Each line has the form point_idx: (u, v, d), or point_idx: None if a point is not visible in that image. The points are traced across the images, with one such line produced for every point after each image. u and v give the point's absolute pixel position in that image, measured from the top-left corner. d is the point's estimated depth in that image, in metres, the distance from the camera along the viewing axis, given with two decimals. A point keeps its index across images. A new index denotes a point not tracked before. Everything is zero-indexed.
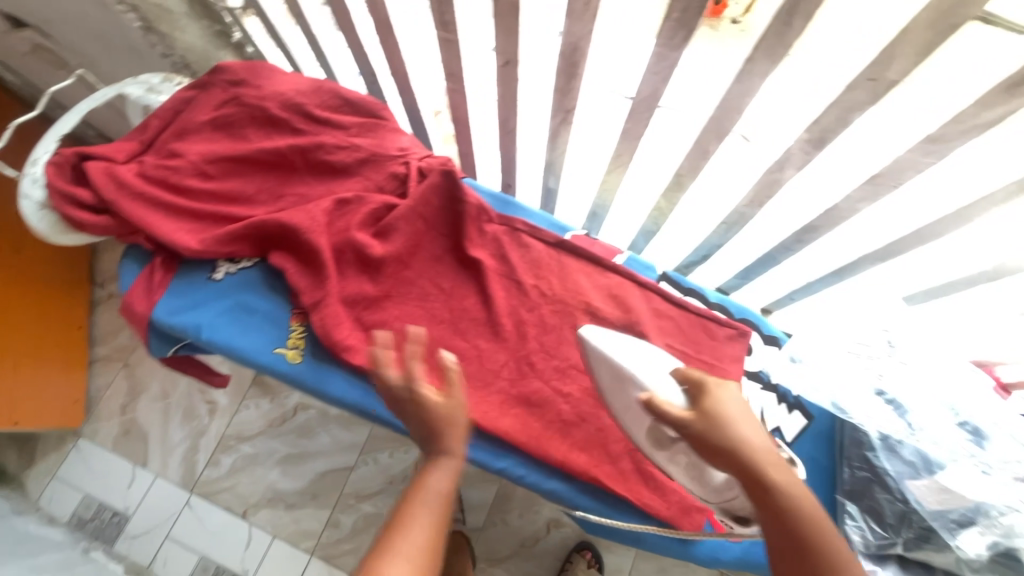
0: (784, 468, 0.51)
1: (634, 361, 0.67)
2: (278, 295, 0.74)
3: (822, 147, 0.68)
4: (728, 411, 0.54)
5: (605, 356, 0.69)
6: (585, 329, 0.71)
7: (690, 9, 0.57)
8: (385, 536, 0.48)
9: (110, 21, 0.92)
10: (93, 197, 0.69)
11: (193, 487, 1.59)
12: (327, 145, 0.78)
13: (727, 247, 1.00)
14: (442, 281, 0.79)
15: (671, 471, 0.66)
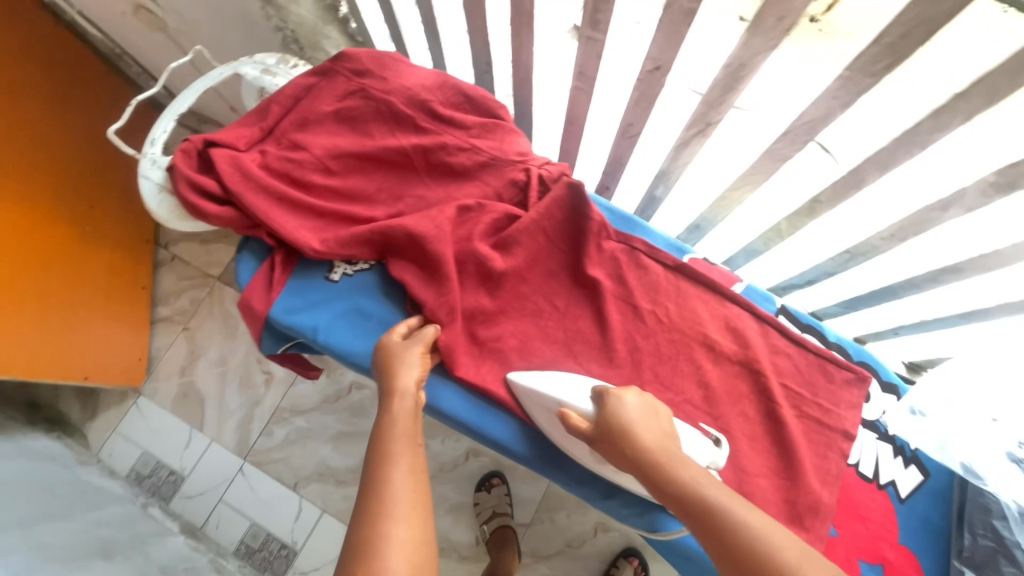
0: (680, 459, 0.57)
1: (550, 382, 0.67)
2: (394, 301, 0.72)
3: (1009, 191, 0.61)
4: (628, 415, 0.60)
5: (523, 389, 0.69)
6: (511, 375, 0.70)
7: (912, 35, 0.50)
8: (377, 501, 0.53)
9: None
10: (218, 187, 0.67)
11: (246, 455, 1.61)
12: (449, 146, 0.74)
13: (838, 275, 0.95)
14: (557, 298, 0.76)
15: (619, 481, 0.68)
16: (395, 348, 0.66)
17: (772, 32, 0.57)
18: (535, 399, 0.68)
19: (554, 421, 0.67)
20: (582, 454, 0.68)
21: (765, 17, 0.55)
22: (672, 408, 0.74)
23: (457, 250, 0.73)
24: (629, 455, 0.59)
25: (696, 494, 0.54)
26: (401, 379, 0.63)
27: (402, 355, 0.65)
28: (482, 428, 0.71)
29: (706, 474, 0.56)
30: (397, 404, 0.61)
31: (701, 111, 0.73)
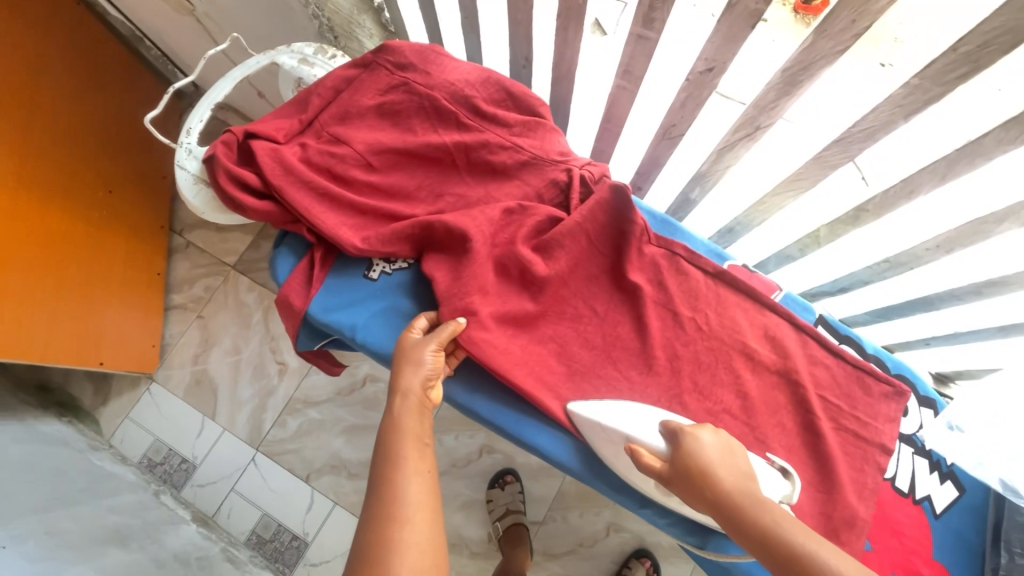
0: (764, 503, 0.55)
1: (615, 415, 0.66)
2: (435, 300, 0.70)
3: None
4: (706, 456, 0.59)
5: (585, 420, 0.68)
6: (572, 405, 0.69)
7: (993, 44, 0.48)
8: (385, 507, 0.52)
9: None
10: (259, 181, 0.65)
11: (259, 445, 1.61)
12: (491, 144, 0.72)
13: (873, 284, 0.93)
14: (595, 302, 0.75)
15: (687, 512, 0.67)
16: (406, 347, 0.64)
17: (842, 37, 0.55)
18: (600, 430, 0.67)
19: (621, 454, 0.67)
20: (648, 485, 0.67)
21: (835, 20, 0.54)
22: (710, 417, 0.73)
23: (498, 252, 0.71)
24: (706, 497, 0.58)
25: (778, 539, 0.52)
26: (409, 378, 0.62)
27: (413, 354, 0.63)
28: (521, 432, 0.72)
29: (787, 515, 0.54)
30: (408, 404, 0.60)
31: (751, 114, 0.71)
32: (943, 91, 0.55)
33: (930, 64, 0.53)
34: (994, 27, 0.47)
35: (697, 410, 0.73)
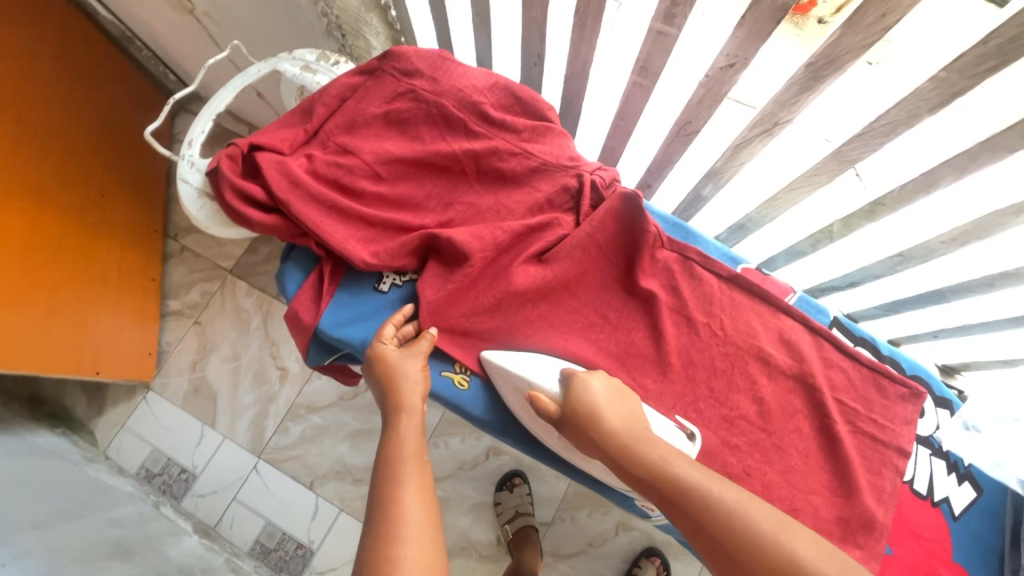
0: (648, 438, 0.56)
1: (523, 363, 0.65)
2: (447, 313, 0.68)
3: None
4: (594, 397, 0.59)
5: (495, 366, 0.66)
6: (485, 353, 0.68)
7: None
8: (384, 527, 0.49)
9: None
10: (265, 194, 0.63)
11: (261, 453, 1.59)
12: (501, 151, 0.70)
13: (885, 278, 0.92)
14: (608, 308, 0.74)
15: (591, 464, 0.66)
16: (394, 362, 0.62)
17: (871, 31, 0.54)
18: (508, 380, 0.66)
19: (524, 404, 0.66)
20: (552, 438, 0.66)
21: (865, 13, 0.53)
22: (726, 424, 0.73)
23: (503, 269, 0.69)
24: (598, 440, 0.57)
25: (666, 471, 0.52)
26: (405, 394, 0.61)
27: (407, 368, 0.62)
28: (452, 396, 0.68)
29: (675, 451, 0.55)
30: (405, 422, 0.59)
31: (771, 110, 0.70)
32: (970, 85, 0.55)
33: (960, 55, 0.53)
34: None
35: (710, 419, 0.73)
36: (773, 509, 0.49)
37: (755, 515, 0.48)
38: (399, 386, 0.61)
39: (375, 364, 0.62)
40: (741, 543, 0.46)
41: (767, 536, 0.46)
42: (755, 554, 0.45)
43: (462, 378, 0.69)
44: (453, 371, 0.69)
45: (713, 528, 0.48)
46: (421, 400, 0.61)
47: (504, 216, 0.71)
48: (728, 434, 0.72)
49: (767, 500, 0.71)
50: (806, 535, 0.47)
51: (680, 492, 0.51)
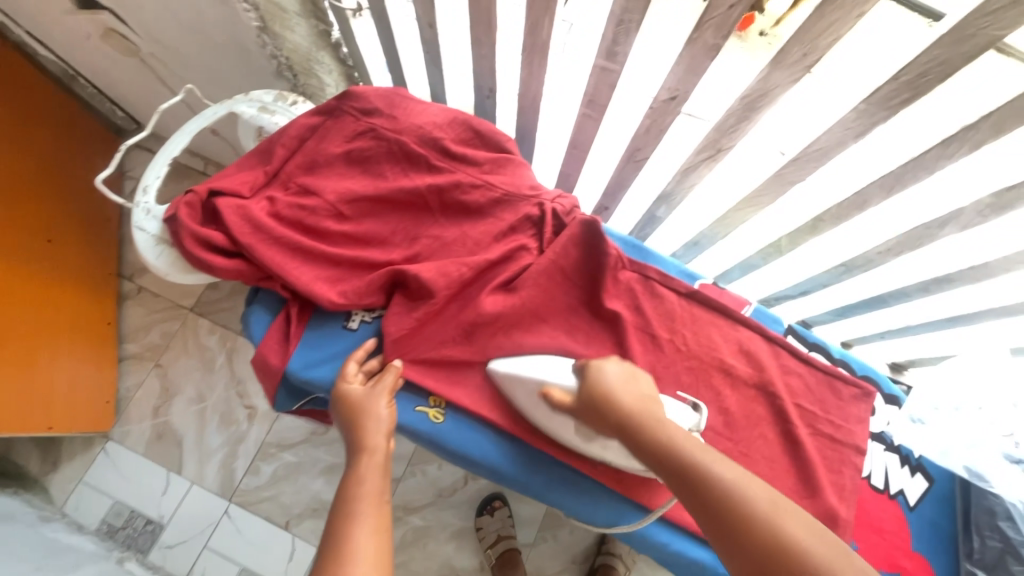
0: (654, 415, 0.58)
1: (533, 367, 0.68)
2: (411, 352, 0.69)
3: (1003, 210, 0.66)
4: (603, 380, 0.61)
5: (505, 374, 0.69)
6: (492, 364, 0.70)
7: (929, 73, 0.53)
8: (331, 559, 0.47)
9: (225, 19, 0.85)
10: (227, 239, 0.63)
11: (232, 496, 1.53)
12: (464, 184, 0.72)
13: (832, 286, 1.00)
14: (575, 331, 0.76)
15: (606, 459, 0.68)
16: (359, 399, 0.62)
17: (795, 68, 0.59)
18: (521, 381, 0.68)
19: (539, 405, 0.67)
20: (568, 435, 0.67)
21: (789, 53, 0.58)
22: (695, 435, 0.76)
23: (467, 302, 0.71)
24: (606, 418, 0.60)
25: (671, 447, 0.54)
26: (371, 431, 0.59)
27: (372, 407, 0.61)
28: (422, 430, 0.67)
29: (679, 429, 0.56)
30: (366, 460, 0.57)
31: (713, 137, 0.75)
32: (888, 114, 0.59)
33: (876, 91, 0.57)
34: (932, 58, 0.52)
35: None
36: (775, 493, 0.49)
37: (752, 493, 0.48)
38: (363, 423, 0.60)
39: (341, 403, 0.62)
40: (737, 519, 0.47)
41: (761, 515, 0.46)
42: (749, 531, 0.46)
43: (437, 412, 0.68)
44: (427, 405, 0.69)
45: (712, 507, 0.49)
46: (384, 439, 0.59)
47: (470, 247, 0.73)
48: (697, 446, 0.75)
49: None
50: (801, 519, 0.46)
51: (679, 464, 0.52)
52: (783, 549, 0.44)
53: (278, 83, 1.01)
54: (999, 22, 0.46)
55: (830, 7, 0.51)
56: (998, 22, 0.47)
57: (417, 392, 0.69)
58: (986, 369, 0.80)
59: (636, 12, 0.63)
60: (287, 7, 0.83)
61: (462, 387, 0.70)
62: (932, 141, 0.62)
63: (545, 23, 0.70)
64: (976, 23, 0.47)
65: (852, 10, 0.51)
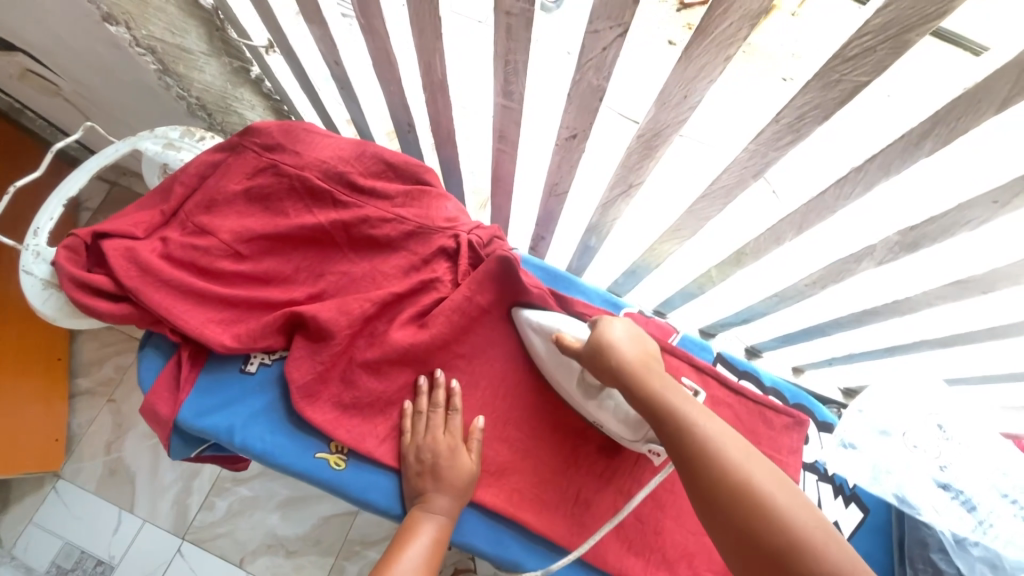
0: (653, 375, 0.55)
1: (554, 319, 0.69)
2: (308, 398, 0.64)
3: (912, 248, 0.65)
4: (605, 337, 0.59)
5: (529, 317, 0.70)
6: (518, 309, 0.72)
7: (806, 116, 0.52)
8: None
9: (128, 65, 0.89)
10: (113, 283, 0.61)
11: (185, 533, 1.49)
12: (372, 219, 0.70)
13: (772, 314, 1.00)
14: (490, 371, 0.72)
15: (598, 418, 0.68)
16: (459, 460, 0.63)
17: (680, 108, 0.59)
18: (537, 330, 0.69)
19: (551, 351, 0.68)
20: (570, 387, 0.68)
21: (670, 94, 0.57)
22: (615, 470, 0.71)
23: (374, 339, 0.68)
24: (609, 374, 0.57)
25: (660, 403, 0.52)
26: (465, 486, 0.63)
27: (457, 482, 0.62)
28: (323, 476, 0.64)
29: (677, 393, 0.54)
30: (444, 502, 0.61)
31: (623, 174, 0.75)
32: (776, 154, 0.59)
33: (760, 133, 0.56)
34: (804, 103, 0.51)
35: (604, 464, 0.71)
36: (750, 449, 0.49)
37: (730, 450, 0.48)
38: (452, 477, 0.62)
39: (415, 450, 0.64)
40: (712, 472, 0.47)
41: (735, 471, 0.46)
42: (722, 480, 0.46)
43: (338, 458, 0.65)
44: (328, 451, 0.65)
45: (689, 457, 0.49)
46: (452, 510, 0.61)
47: (379, 283, 0.71)
48: (617, 483, 0.70)
49: (659, 546, 0.70)
50: (768, 471, 0.47)
51: (676, 432, 0.50)
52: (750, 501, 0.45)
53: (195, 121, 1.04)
54: (859, 68, 0.46)
55: (695, 50, 0.50)
56: (859, 68, 0.46)
57: (317, 436, 0.65)
58: (908, 391, 0.80)
59: (518, 53, 0.62)
60: (191, 47, 0.87)
61: (373, 433, 0.66)
62: (828, 181, 0.60)
63: (437, 63, 0.71)
64: (836, 69, 0.47)
65: (719, 53, 0.50)
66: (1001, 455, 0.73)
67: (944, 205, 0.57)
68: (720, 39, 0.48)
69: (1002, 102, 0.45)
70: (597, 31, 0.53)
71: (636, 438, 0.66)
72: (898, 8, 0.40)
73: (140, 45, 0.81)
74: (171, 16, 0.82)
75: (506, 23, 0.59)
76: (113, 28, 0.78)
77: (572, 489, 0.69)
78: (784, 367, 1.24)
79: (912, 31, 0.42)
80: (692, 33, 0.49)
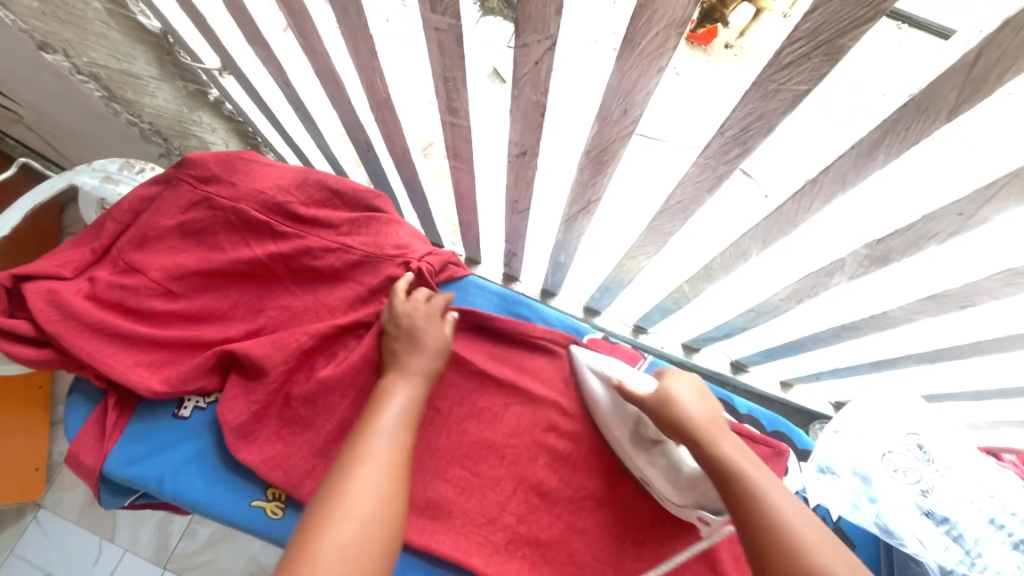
0: (719, 431, 0.53)
1: (606, 366, 0.67)
2: (235, 445, 0.61)
3: (884, 263, 0.57)
4: (670, 388, 0.58)
5: (579, 359, 0.69)
6: (573, 348, 0.71)
7: (749, 129, 0.46)
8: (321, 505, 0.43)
9: (71, 94, 0.85)
10: (35, 327, 0.59)
11: (167, 563, 1.29)
12: (313, 250, 0.67)
13: (752, 329, 0.93)
14: (436, 407, 0.69)
15: (645, 474, 0.63)
16: (432, 323, 0.62)
17: (622, 124, 0.54)
18: (596, 373, 0.67)
19: (605, 397, 0.66)
20: (620, 437, 0.65)
21: (610, 108, 0.52)
22: (573, 506, 0.66)
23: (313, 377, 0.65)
24: (671, 426, 0.56)
25: (725, 461, 0.50)
26: (437, 349, 0.60)
27: (433, 343, 0.60)
28: (257, 527, 0.61)
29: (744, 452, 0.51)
30: (417, 361, 0.57)
31: (579, 191, 0.70)
32: (728, 168, 0.53)
33: (707, 146, 0.50)
34: (747, 113, 0.44)
35: (557, 500, 0.66)
36: (828, 534, 0.44)
37: (799, 527, 0.44)
38: (427, 337, 0.60)
39: (392, 325, 0.62)
40: (773, 552, 0.43)
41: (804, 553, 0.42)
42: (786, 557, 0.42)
43: (274, 507, 0.62)
44: (264, 499, 0.62)
45: (746, 520, 0.46)
46: (429, 372, 0.58)
47: (322, 316, 0.67)
48: (573, 517, 0.65)
49: None
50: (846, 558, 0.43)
51: (737, 491, 0.48)
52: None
53: (149, 146, 1.03)
54: (796, 76, 0.39)
55: (625, 64, 0.45)
56: (794, 77, 0.39)
57: (251, 484, 0.62)
58: (887, 411, 0.77)
59: (456, 70, 0.58)
60: (139, 73, 0.82)
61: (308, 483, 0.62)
62: (784, 197, 0.53)
63: (378, 81, 0.67)
64: (774, 78, 0.40)
65: (648, 66, 0.45)
66: (988, 477, 0.69)
67: (908, 217, 0.49)
68: (648, 51, 0.43)
69: (951, 109, 0.37)
70: (526, 46, 0.48)
71: (684, 501, 0.61)
72: (825, 12, 0.34)
73: (81, 72, 0.78)
74: (113, 44, 0.75)
75: (437, 40, 0.54)
76: (51, 56, 0.74)
77: (525, 526, 0.65)
78: (771, 381, 1.18)
79: (844, 36, 0.35)
80: (619, 45, 0.44)
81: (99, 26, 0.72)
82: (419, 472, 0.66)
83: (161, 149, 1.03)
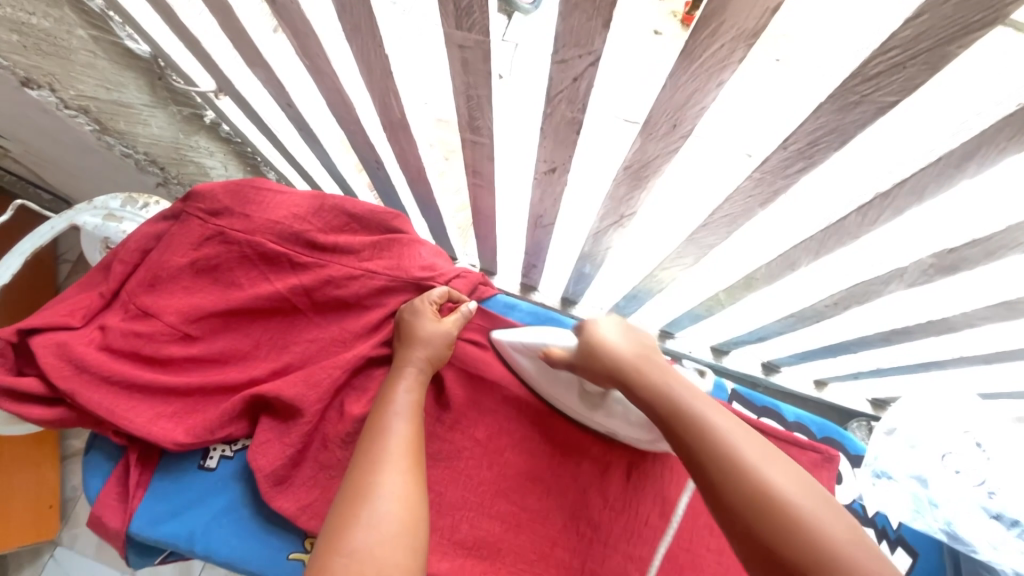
0: (652, 364, 0.48)
1: (531, 334, 0.64)
2: (266, 497, 0.57)
3: (951, 272, 0.54)
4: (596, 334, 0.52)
5: (507, 343, 0.66)
6: (495, 334, 0.68)
7: (819, 140, 0.42)
8: (342, 510, 0.42)
9: (59, 128, 0.80)
10: (46, 384, 0.55)
11: None
12: (335, 279, 0.63)
13: (789, 333, 0.90)
14: (475, 438, 0.65)
15: (610, 427, 0.62)
16: (431, 317, 0.59)
17: (668, 139, 0.50)
18: (521, 350, 0.65)
19: (545, 369, 0.63)
20: (573, 402, 0.63)
21: (657, 124, 0.48)
22: (628, 535, 0.62)
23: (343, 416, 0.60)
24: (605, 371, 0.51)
25: (661, 391, 0.45)
26: (437, 343, 0.58)
27: (429, 335, 0.58)
28: None
29: (681, 380, 0.46)
30: (417, 353, 0.56)
31: (612, 205, 0.67)
32: (786, 182, 0.49)
33: (766, 159, 0.46)
34: (817, 127, 0.40)
35: (610, 529, 0.62)
36: (769, 448, 0.40)
37: (739, 444, 0.39)
38: (425, 328, 0.58)
39: (399, 316, 0.62)
40: (715, 472, 0.38)
41: (746, 474, 0.37)
42: (730, 482, 0.37)
43: None
44: (303, 550, 0.58)
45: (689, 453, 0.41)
46: (426, 364, 0.56)
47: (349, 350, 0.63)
48: (630, 548, 0.62)
49: None
50: (794, 472, 0.38)
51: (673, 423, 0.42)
52: (764, 516, 0.35)
53: (145, 176, 0.98)
54: (884, 87, 0.35)
55: (679, 78, 0.41)
56: (883, 87, 0.35)
57: (287, 536, 0.58)
58: (940, 409, 0.70)
59: (480, 87, 0.54)
60: (131, 102, 0.77)
61: None
62: (847, 207, 0.49)
63: (392, 101, 0.63)
64: (856, 89, 0.36)
65: (707, 78, 0.40)
66: None
67: (990, 227, 0.45)
68: (709, 63, 0.38)
69: None
70: (565, 61, 0.44)
71: (653, 437, 0.60)
72: (932, 17, 0.29)
73: (70, 106, 0.73)
74: (102, 73, 0.70)
75: (460, 57, 0.50)
76: (35, 92, 0.69)
77: (579, 560, 0.61)
78: (804, 380, 1.16)
79: (951, 43, 0.31)
80: (674, 56, 0.40)
81: (85, 56, 0.67)
82: (463, 509, 0.62)
83: (157, 177, 0.98)
